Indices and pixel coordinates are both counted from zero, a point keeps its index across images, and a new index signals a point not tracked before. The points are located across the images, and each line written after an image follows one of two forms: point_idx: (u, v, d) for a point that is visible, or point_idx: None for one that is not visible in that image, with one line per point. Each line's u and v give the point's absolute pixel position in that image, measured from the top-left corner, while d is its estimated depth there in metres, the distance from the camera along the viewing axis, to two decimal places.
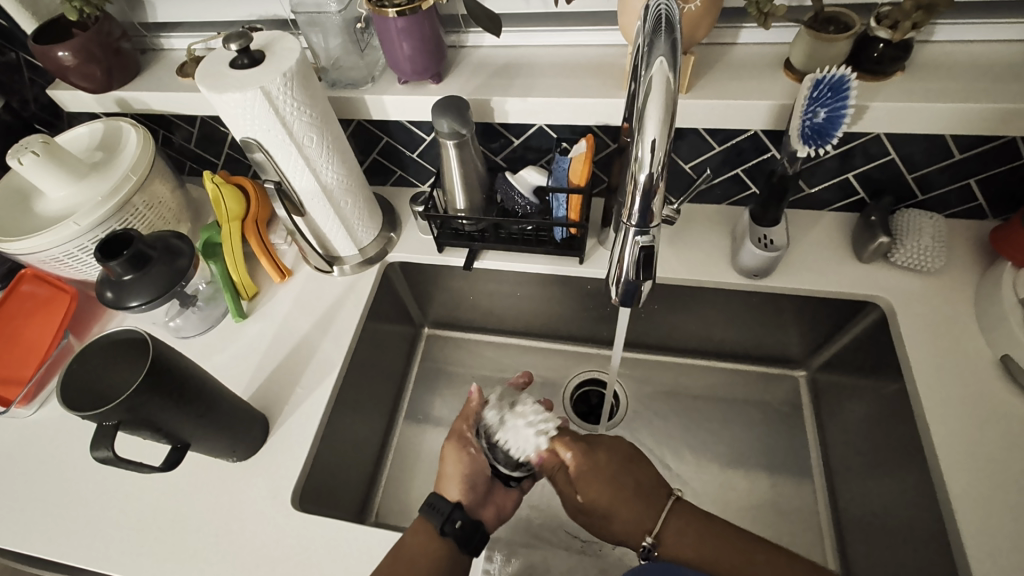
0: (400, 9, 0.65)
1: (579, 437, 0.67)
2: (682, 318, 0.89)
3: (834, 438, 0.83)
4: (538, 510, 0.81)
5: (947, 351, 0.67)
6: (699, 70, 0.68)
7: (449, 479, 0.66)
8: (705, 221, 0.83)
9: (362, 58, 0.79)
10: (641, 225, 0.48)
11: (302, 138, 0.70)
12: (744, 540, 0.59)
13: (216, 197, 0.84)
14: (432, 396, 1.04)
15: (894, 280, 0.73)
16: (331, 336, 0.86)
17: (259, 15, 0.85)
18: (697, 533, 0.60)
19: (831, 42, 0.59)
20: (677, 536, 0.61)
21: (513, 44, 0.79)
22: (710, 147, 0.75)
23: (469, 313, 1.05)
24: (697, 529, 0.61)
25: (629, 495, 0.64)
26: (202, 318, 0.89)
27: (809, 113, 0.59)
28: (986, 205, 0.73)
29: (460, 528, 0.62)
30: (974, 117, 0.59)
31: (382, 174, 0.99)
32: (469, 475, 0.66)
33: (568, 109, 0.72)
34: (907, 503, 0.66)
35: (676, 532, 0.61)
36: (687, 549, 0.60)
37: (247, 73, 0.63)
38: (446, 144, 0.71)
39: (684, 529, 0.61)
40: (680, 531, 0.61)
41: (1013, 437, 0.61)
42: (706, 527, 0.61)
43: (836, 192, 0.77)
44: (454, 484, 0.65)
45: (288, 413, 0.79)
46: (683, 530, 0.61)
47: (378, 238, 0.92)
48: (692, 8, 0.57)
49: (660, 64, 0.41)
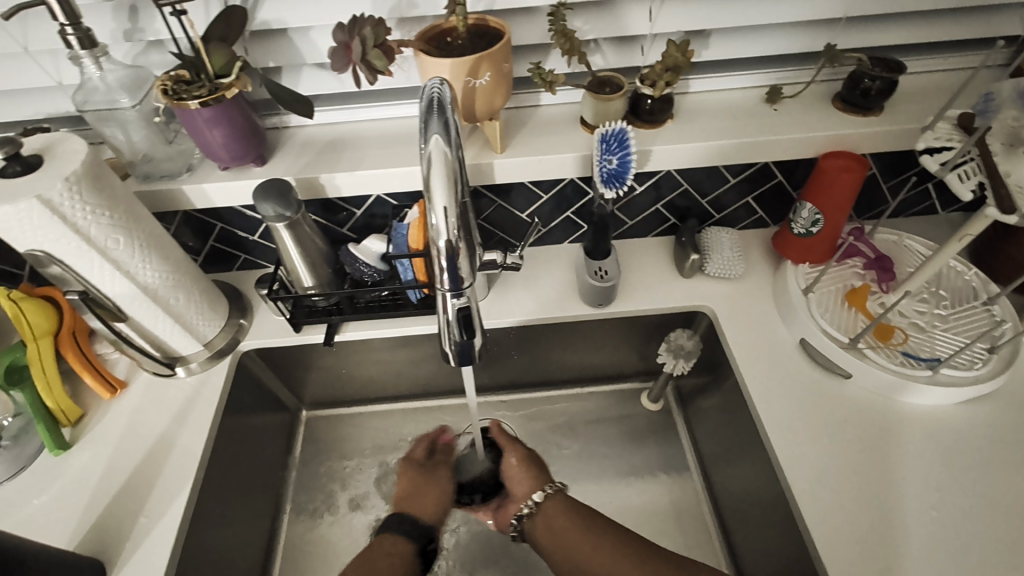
0: (202, 100, 0.64)
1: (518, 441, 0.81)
2: (552, 354, 0.93)
3: (701, 437, 0.90)
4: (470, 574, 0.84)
5: (761, 346, 0.78)
6: (510, 131, 0.75)
7: (425, 494, 0.76)
8: (551, 262, 0.89)
9: (171, 147, 0.76)
10: (454, 290, 0.52)
11: (105, 242, 0.64)
12: (603, 534, 0.68)
13: (14, 315, 0.74)
14: (319, 484, 0.96)
15: (712, 289, 0.84)
16: (182, 443, 0.78)
17: (46, 113, 0.78)
18: (576, 518, 0.70)
19: (607, 101, 0.68)
20: (551, 519, 0.72)
21: (337, 121, 0.80)
22: (539, 196, 0.82)
23: (345, 387, 1.00)
24: (572, 519, 0.70)
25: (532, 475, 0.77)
26: (10, 461, 0.75)
27: (603, 161, 0.67)
28: (766, 216, 0.87)
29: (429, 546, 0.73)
30: (731, 150, 0.71)
31: (223, 261, 0.93)
32: (518, 471, 0.78)
33: (397, 178, 0.74)
34: (759, 485, 0.74)
35: (556, 514, 0.72)
36: (564, 533, 0.70)
37: (21, 181, 0.58)
38: (275, 227, 0.70)
39: (552, 517, 0.72)
40: (564, 517, 0.71)
41: (821, 409, 0.72)
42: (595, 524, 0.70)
43: (653, 220, 0.88)
44: (432, 499, 0.76)
45: (130, 550, 0.69)
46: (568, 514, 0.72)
47: (226, 328, 0.85)
48: (482, 84, 0.63)
49: (436, 141, 0.44)
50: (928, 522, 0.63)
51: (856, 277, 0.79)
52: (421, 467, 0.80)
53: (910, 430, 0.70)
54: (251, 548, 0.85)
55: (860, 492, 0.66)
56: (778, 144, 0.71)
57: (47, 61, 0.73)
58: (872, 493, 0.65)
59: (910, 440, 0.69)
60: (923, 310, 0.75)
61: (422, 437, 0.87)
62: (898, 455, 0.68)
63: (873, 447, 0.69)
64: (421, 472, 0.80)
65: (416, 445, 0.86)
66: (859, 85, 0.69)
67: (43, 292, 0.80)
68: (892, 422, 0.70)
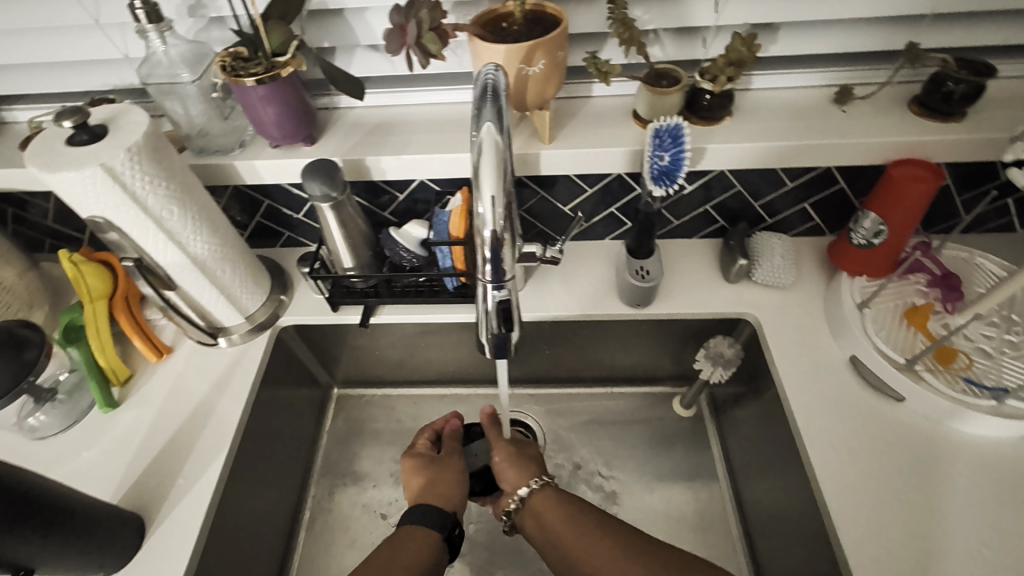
0: (258, 78, 0.65)
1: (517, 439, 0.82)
2: (585, 351, 0.91)
3: (733, 448, 0.87)
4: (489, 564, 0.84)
5: (806, 360, 0.74)
6: (559, 121, 0.73)
7: (438, 483, 0.76)
8: (590, 257, 0.87)
9: (227, 123, 0.77)
10: (495, 282, 0.51)
11: (160, 213, 0.66)
12: (596, 524, 0.64)
13: (74, 276, 0.78)
14: (345, 461, 0.98)
15: (758, 296, 0.80)
16: (220, 410, 0.80)
17: (113, 85, 0.82)
18: (570, 507, 0.67)
19: (664, 95, 0.65)
20: (542, 511, 0.69)
21: (386, 104, 0.80)
22: (583, 190, 0.80)
23: (377, 369, 1.01)
24: (564, 509, 0.68)
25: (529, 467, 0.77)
26: (64, 413, 0.79)
27: (655, 158, 0.64)
28: (823, 224, 0.83)
29: (455, 534, 0.71)
30: (792, 152, 0.68)
31: (268, 237, 0.95)
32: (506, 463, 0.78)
33: (442, 164, 0.74)
34: (795, 505, 0.71)
35: (547, 503, 0.70)
36: (554, 525, 0.67)
37: (88, 149, 0.60)
38: (320, 207, 0.71)
39: (543, 506, 0.70)
40: (556, 508, 0.68)
41: (868, 431, 0.68)
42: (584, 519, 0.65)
43: (700, 221, 0.84)
44: (445, 486, 0.76)
45: (168, 509, 0.71)
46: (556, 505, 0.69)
47: (267, 303, 0.87)
48: (536, 72, 0.61)
49: (488, 129, 0.43)
50: (982, 563, 0.59)
51: (919, 295, 0.73)
52: (429, 459, 0.80)
53: (968, 462, 0.65)
54: (279, 517, 0.88)
55: (907, 523, 0.61)
56: (845, 149, 0.67)
57: (115, 33, 0.75)
58: (921, 526, 0.61)
59: (967, 473, 0.64)
60: (992, 335, 0.69)
61: (422, 431, 0.86)
62: (951, 487, 0.64)
63: (923, 477, 0.64)
64: (430, 466, 0.79)
65: (418, 437, 0.85)
66: (942, 88, 0.64)
67: (100, 257, 0.84)
68: (947, 452, 0.66)
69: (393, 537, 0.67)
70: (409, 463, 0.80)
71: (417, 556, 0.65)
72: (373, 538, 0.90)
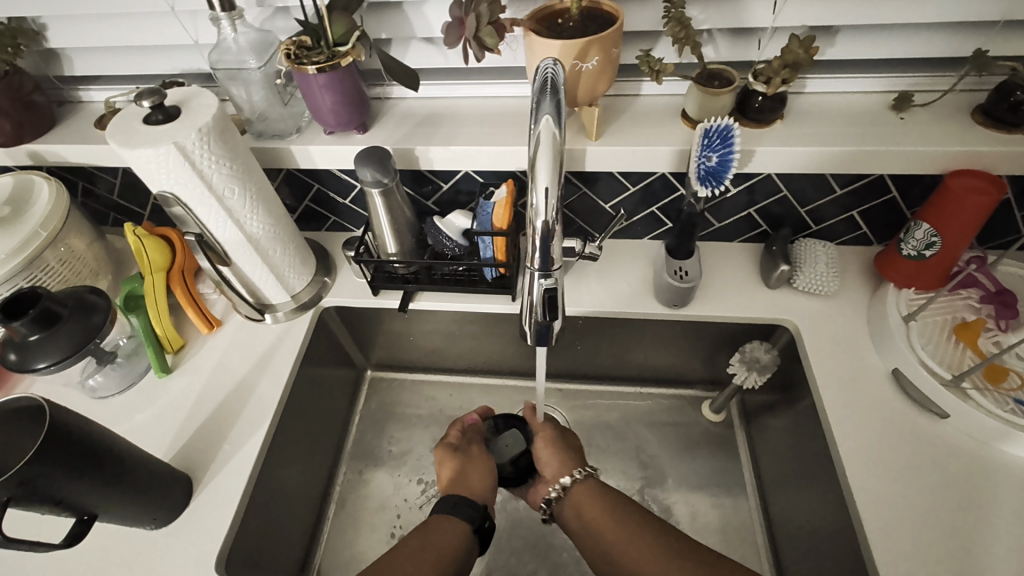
0: (320, 66, 0.68)
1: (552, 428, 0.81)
2: (618, 349, 0.91)
3: (763, 456, 0.86)
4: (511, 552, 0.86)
5: (846, 370, 0.73)
6: (606, 118, 0.74)
7: (469, 473, 0.76)
8: (628, 256, 0.88)
9: (286, 109, 0.81)
10: (543, 270, 0.52)
11: (223, 191, 0.70)
12: (635, 522, 0.65)
13: (137, 248, 0.83)
14: (376, 441, 1.01)
15: (798, 304, 0.79)
16: (265, 382, 0.84)
17: (182, 69, 0.87)
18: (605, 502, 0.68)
19: (715, 96, 0.65)
20: (581, 505, 0.70)
21: (436, 96, 0.82)
22: (625, 188, 0.80)
23: (410, 354, 1.04)
24: (600, 503, 0.68)
25: (565, 458, 0.77)
26: (123, 375, 0.85)
27: (702, 157, 0.64)
28: (871, 233, 0.81)
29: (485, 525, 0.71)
30: (844, 158, 0.67)
31: (315, 221, 0.99)
32: (549, 450, 0.78)
33: (488, 156, 0.75)
34: (826, 516, 0.70)
35: (586, 498, 0.70)
36: (592, 516, 0.68)
37: (162, 128, 0.64)
38: (370, 192, 0.73)
39: (583, 499, 0.70)
40: (593, 503, 0.69)
41: (908, 446, 0.66)
42: (624, 519, 0.65)
43: (742, 225, 0.84)
44: (478, 476, 0.76)
45: (214, 471, 0.76)
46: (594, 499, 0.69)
47: (313, 283, 0.91)
48: (588, 68, 0.62)
49: (547, 121, 0.44)
50: None
51: (969, 310, 0.71)
52: (460, 448, 0.79)
53: (1013, 485, 0.63)
54: (312, 490, 0.91)
55: (942, 540, 0.60)
56: (900, 157, 0.65)
57: (188, 20, 0.79)
58: (957, 545, 0.60)
59: (1012, 496, 0.62)
60: None
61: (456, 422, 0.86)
62: (994, 509, 0.62)
63: (965, 497, 0.63)
64: (456, 453, 0.78)
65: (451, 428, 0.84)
66: (1009, 97, 0.62)
67: (159, 231, 0.89)
68: (992, 474, 0.64)
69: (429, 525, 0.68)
70: (443, 453, 0.78)
71: (450, 545, 0.66)
72: (399, 518, 0.93)
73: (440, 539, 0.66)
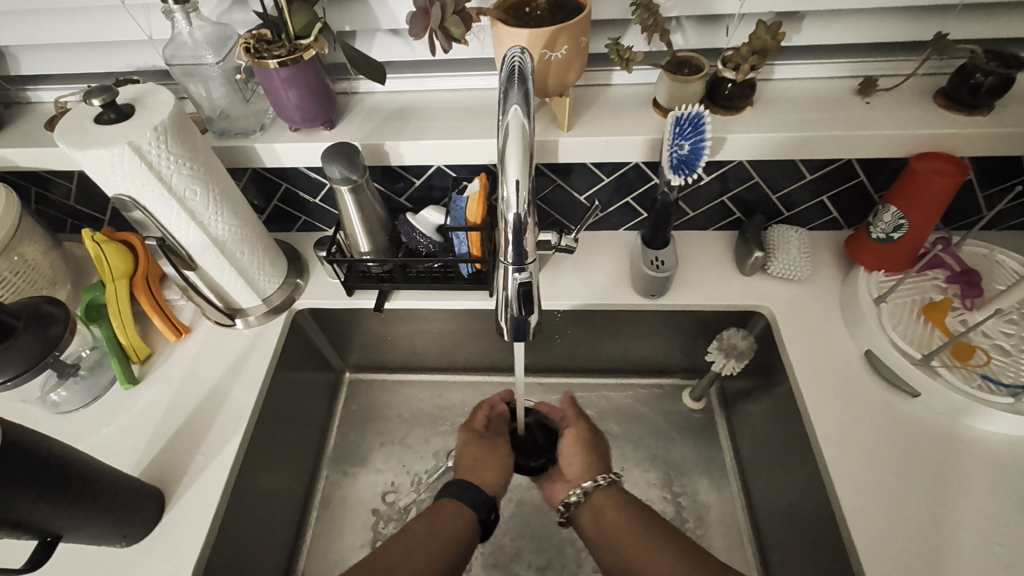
0: (281, 60, 0.65)
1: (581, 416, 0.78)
2: (598, 341, 0.91)
3: (743, 441, 0.87)
4: (498, 549, 0.85)
5: (820, 353, 0.74)
6: (578, 109, 0.73)
7: (484, 463, 0.73)
8: (604, 247, 0.88)
9: (248, 106, 0.79)
10: (517, 264, 0.52)
11: (184, 192, 0.67)
12: (667, 539, 0.62)
13: (97, 255, 0.79)
14: (356, 445, 0.99)
15: (772, 289, 0.80)
16: (238, 388, 0.82)
17: (136, 66, 0.83)
18: (636, 520, 0.64)
19: (685, 83, 0.65)
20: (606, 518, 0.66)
21: (405, 89, 0.80)
22: (599, 179, 0.80)
23: (389, 355, 1.02)
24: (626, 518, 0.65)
25: (593, 462, 0.72)
26: (86, 388, 0.81)
27: (675, 146, 0.64)
28: (840, 217, 0.82)
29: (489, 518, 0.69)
30: (812, 144, 0.67)
31: (285, 221, 0.96)
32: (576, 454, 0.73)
33: (460, 149, 0.74)
34: (805, 497, 0.71)
35: (609, 505, 0.67)
36: (618, 529, 0.65)
37: (114, 128, 0.61)
38: (340, 190, 0.71)
39: (605, 508, 0.67)
40: (618, 516, 0.66)
41: (881, 426, 0.68)
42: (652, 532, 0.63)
43: (716, 213, 0.84)
44: (490, 467, 0.72)
45: (187, 483, 0.73)
46: (618, 512, 0.66)
47: (284, 286, 0.88)
48: (557, 57, 0.61)
49: (515, 112, 0.43)
50: (994, 559, 0.59)
51: (937, 290, 0.73)
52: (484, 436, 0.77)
53: (982, 459, 0.65)
54: (292, 497, 0.89)
55: (916, 515, 0.62)
56: (867, 141, 0.66)
57: (140, 15, 0.76)
58: (930, 519, 0.62)
59: (982, 469, 0.64)
60: (1010, 333, 0.69)
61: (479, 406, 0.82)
62: (965, 483, 0.64)
63: (937, 472, 0.64)
64: (482, 441, 0.76)
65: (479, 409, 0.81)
66: (969, 80, 0.63)
67: (119, 236, 0.85)
68: (962, 449, 0.66)
69: (435, 512, 0.67)
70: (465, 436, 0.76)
71: (451, 530, 0.65)
72: (383, 520, 0.92)
73: (444, 525, 0.65)
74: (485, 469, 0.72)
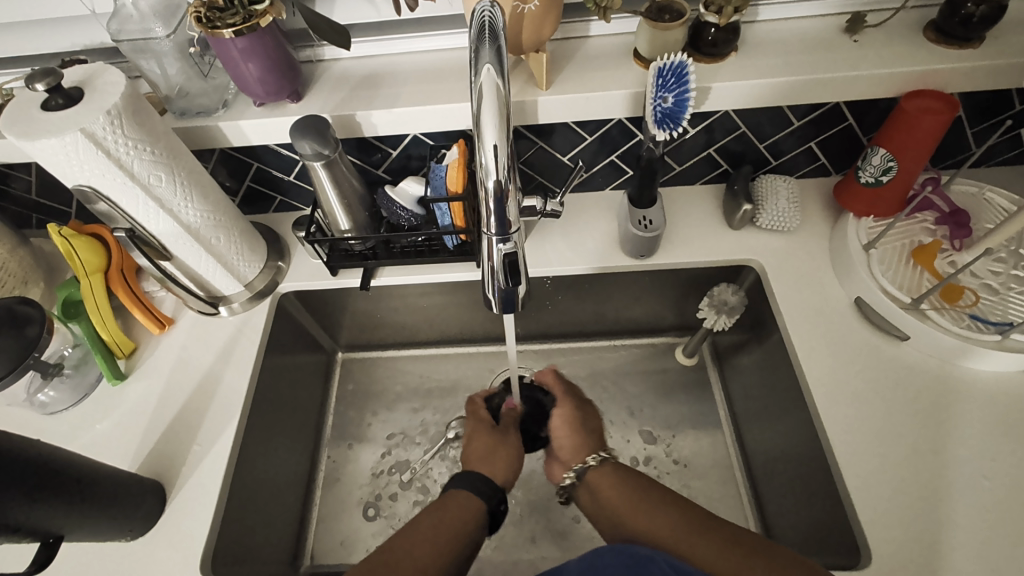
0: (236, 29, 0.61)
1: (575, 397, 0.80)
2: (590, 304, 0.90)
3: (736, 393, 0.88)
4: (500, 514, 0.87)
5: (811, 303, 0.74)
6: (556, 64, 0.70)
7: (492, 454, 0.72)
8: (590, 209, 0.86)
9: (208, 83, 0.74)
10: (501, 235, 0.50)
11: (148, 179, 0.64)
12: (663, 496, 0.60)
13: (66, 250, 0.76)
14: (354, 423, 0.99)
15: (762, 242, 0.79)
16: (230, 374, 0.81)
17: (82, 45, 0.78)
18: (626, 482, 0.63)
19: (667, 30, 0.62)
20: (597, 485, 0.66)
21: (373, 54, 0.76)
22: (582, 138, 0.77)
23: (379, 331, 1.01)
24: (609, 476, 0.66)
25: (587, 439, 0.74)
26: (73, 388, 0.79)
27: (658, 99, 0.61)
28: (829, 163, 0.81)
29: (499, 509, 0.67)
30: (801, 88, 0.65)
31: (260, 202, 0.92)
32: (566, 428, 0.75)
33: (435, 116, 0.71)
34: (798, 445, 0.72)
35: (602, 480, 0.66)
36: (614, 500, 0.63)
37: (64, 114, 0.57)
38: (313, 166, 0.68)
39: (601, 484, 0.66)
40: (611, 484, 0.65)
41: (872, 371, 0.69)
42: (649, 494, 0.61)
43: (703, 166, 0.82)
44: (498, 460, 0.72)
45: (186, 474, 0.73)
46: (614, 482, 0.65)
47: (266, 269, 0.86)
48: (531, 9, 0.57)
49: (488, 72, 0.41)
50: (980, 490, 0.61)
51: (926, 233, 0.73)
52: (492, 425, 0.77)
53: (970, 397, 0.66)
54: (293, 479, 0.89)
55: (907, 455, 0.63)
56: (857, 82, 0.64)
57: None
58: (921, 458, 0.63)
59: (968, 405, 0.66)
60: (998, 271, 0.69)
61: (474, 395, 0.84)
62: (954, 420, 0.65)
63: (927, 412, 0.66)
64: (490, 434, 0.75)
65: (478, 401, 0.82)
66: (959, 11, 0.61)
67: (84, 228, 0.82)
68: (950, 387, 0.67)
69: (445, 503, 0.63)
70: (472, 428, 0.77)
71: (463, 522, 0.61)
72: (386, 494, 0.93)
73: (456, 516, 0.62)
74: (490, 463, 0.71)
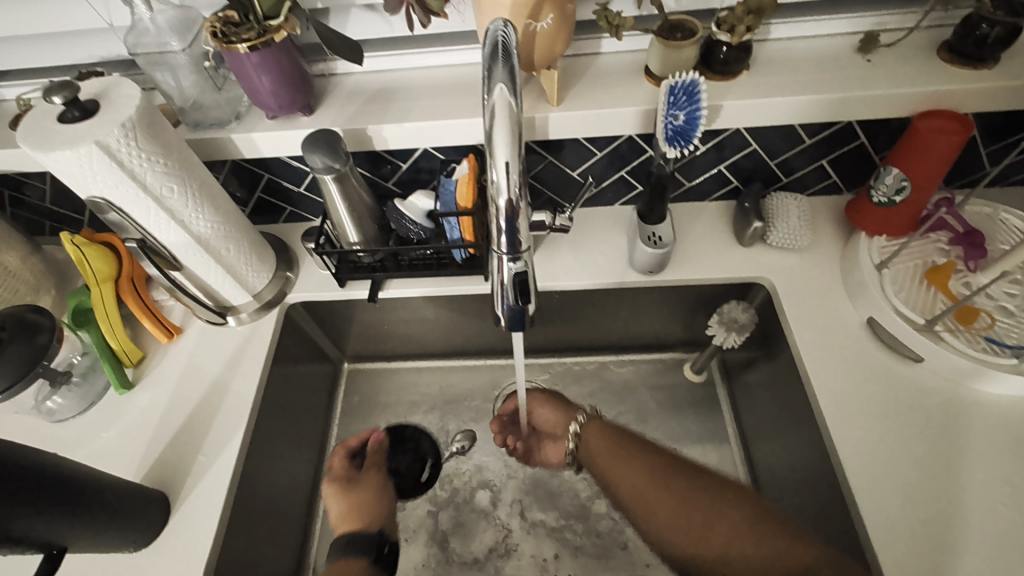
0: (250, 44, 0.62)
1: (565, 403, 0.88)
2: (598, 319, 0.90)
3: (745, 411, 0.87)
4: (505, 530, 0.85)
5: (823, 322, 0.73)
6: (567, 81, 0.70)
7: (357, 510, 0.81)
8: (599, 224, 0.85)
9: (221, 95, 0.75)
10: (511, 253, 0.50)
11: (160, 191, 0.64)
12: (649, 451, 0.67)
13: (78, 259, 0.77)
14: (359, 435, 0.98)
15: (772, 259, 0.79)
16: (236, 384, 0.80)
17: (99, 56, 0.79)
18: (615, 441, 0.70)
19: (678, 49, 0.62)
20: (591, 442, 0.73)
21: (385, 68, 0.77)
22: (592, 153, 0.77)
23: (386, 342, 1.00)
24: (611, 439, 0.71)
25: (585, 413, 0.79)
26: (81, 397, 0.80)
27: (669, 116, 0.62)
28: (840, 181, 0.80)
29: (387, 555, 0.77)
30: (813, 107, 0.64)
31: (270, 212, 0.93)
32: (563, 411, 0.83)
33: (445, 130, 0.71)
34: (808, 467, 0.71)
35: (595, 440, 0.73)
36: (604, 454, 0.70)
37: (80, 126, 0.58)
38: (323, 179, 0.69)
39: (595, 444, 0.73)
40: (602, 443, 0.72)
41: (885, 392, 0.67)
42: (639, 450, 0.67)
43: (713, 182, 0.82)
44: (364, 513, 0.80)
45: (190, 485, 0.73)
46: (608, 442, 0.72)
47: (274, 280, 0.86)
48: (543, 27, 0.58)
49: (501, 91, 0.41)
50: (997, 518, 0.59)
51: (939, 253, 0.72)
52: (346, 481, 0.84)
53: (986, 420, 0.65)
54: (296, 490, 0.89)
55: (921, 480, 0.62)
56: (869, 102, 0.64)
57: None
58: (936, 483, 0.62)
59: (984, 430, 0.64)
60: (1013, 293, 0.68)
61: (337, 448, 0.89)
62: (970, 444, 0.64)
63: (942, 435, 0.64)
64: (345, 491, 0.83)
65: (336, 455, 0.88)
66: (974, 31, 0.61)
67: (97, 236, 0.82)
68: (966, 410, 0.66)
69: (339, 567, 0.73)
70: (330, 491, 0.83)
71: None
72: None
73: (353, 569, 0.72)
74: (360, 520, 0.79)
